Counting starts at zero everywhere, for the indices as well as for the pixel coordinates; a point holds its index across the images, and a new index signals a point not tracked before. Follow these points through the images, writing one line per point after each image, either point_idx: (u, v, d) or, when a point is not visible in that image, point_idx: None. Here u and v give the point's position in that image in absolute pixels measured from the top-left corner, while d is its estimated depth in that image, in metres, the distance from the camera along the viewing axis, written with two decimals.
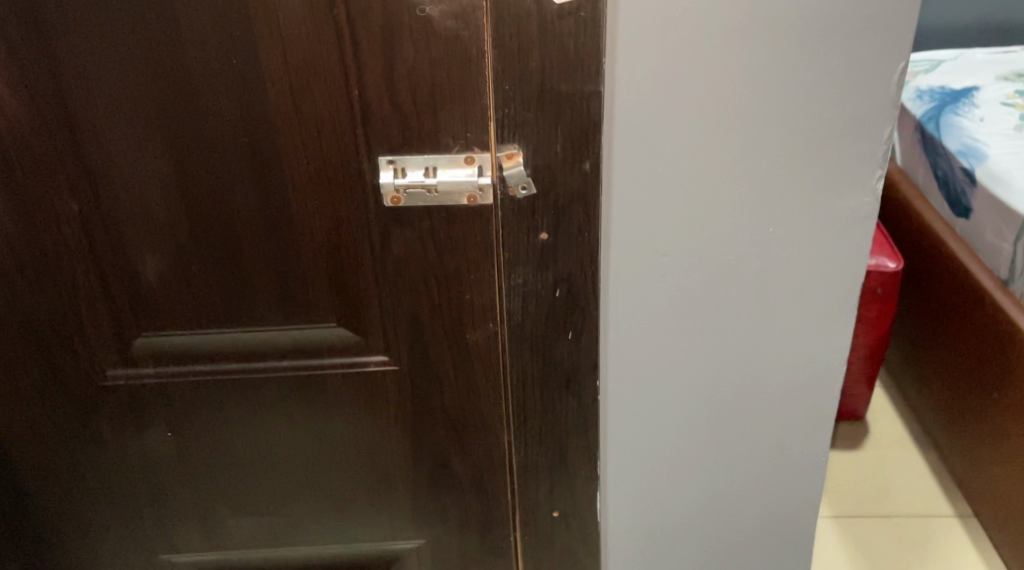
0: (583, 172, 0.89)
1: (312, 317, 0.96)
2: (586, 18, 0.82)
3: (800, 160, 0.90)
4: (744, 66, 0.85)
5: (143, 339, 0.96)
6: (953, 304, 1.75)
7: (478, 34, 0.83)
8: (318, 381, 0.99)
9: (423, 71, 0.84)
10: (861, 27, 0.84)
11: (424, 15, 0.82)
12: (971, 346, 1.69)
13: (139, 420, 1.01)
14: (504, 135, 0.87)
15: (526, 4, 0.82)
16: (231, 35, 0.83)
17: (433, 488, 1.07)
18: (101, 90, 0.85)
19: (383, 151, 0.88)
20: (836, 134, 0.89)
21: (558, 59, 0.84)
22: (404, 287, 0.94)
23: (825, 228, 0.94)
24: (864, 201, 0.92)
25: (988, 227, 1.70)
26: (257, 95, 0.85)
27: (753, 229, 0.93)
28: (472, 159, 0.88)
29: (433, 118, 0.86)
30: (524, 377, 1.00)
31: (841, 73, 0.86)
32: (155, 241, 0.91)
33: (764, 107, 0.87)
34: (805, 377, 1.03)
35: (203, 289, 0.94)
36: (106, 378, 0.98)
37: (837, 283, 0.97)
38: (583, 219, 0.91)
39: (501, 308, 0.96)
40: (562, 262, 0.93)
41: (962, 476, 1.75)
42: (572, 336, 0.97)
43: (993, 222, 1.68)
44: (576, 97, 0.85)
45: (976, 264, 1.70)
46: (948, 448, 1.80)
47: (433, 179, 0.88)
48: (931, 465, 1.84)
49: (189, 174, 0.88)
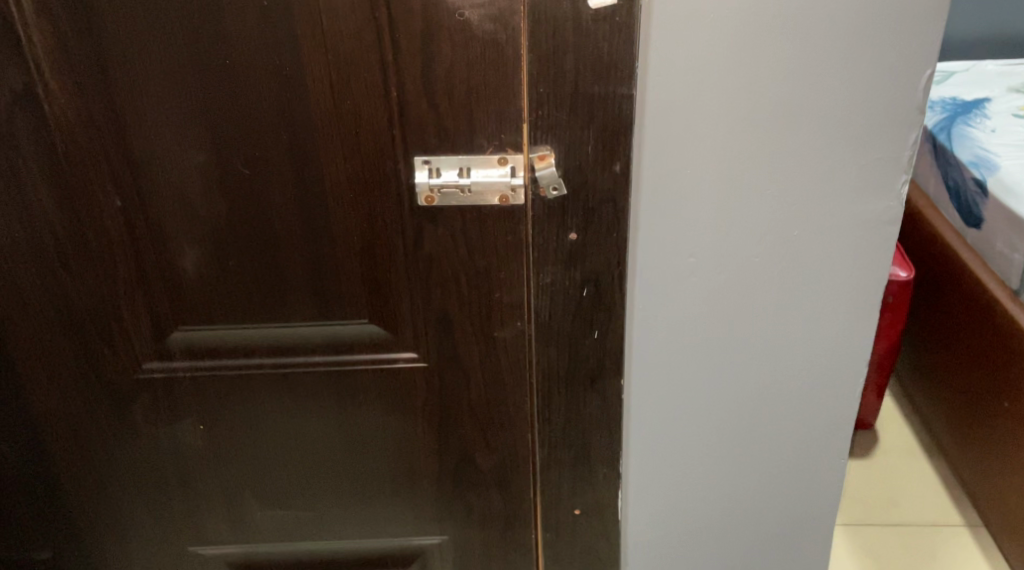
0: (613, 173, 0.91)
1: (345, 313, 0.98)
2: (620, 23, 0.84)
3: (827, 164, 0.92)
4: (775, 71, 0.87)
5: (179, 333, 0.99)
6: (962, 313, 1.77)
7: (514, 37, 0.85)
8: (349, 377, 1.01)
9: (459, 74, 0.86)
10: (890, 35, 0.86)
11: (462, 18, 0.84)
12: (981, 355, 1.71)
13: (173, 412, 1.03)
14: (537, 137, 0.89)
15: (563, 8, 0.84)
16: (275, 36, 0.85)
17: (458, 484, 1.09)
18: (147, 89, 0.87)
19: (418, 152, 0.90)
20: (864, 138, 0.91)
21: (592, 63, 0.86)
22: (435, 285, 0.96)
23: (850, 231, 0.95)
24: (889, 206, 0.94)
25: (998, 238, 1.72)
26: (299, 95, 0.88)
27: (780, 231, 0.95)
28: (505, 160, 0.90)
29: (469, 119, 0.89)
30: (550, 374, 1.02)
31: (870, 79, 0.88)
32: (195, 237, 0.94)
33: (793, 111, 0.89)
34: (827, 379, 1.04)
35: (239, 284, 0.96)
36: (142, 370, 1.01)
37: (860, 286, 0.98)
38: (612, 221, 0.93)
39: (529, 307, 0.98)
40: (591, 261, 0.95)
41: (971, 485, 1.76)
42: (598, 335, 0.99)
43: (1004, 232, 1.70)
44: (609, 101, 0.87)
45: (987, 274, 1.71)
46: (958, 457, 1.82)
47: (467, 179, 0.90)
48: (942, 475, 1.85)
49: (230, 171, 0.91)
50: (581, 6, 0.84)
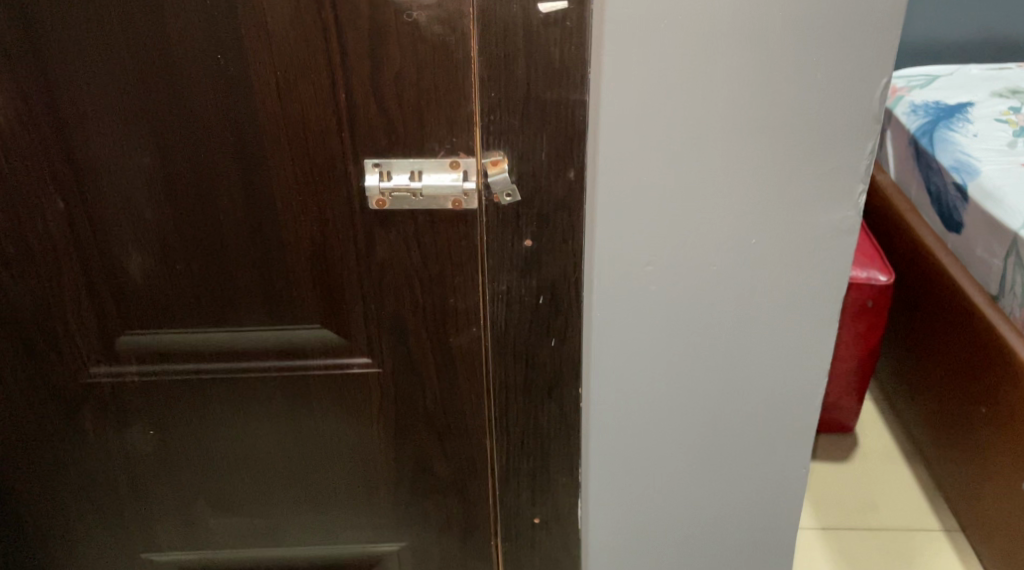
0: (568, 180, 0.89)
1: (296, 318, 0.97)
2: (571, 27, 0.83)
3: (784, 171, 0.91)
4: (729, 77, 0.86)
5: (127, 337, 0.97)
6: (942, 317, 1.76)
7: (464, 40, 0.84)
8: (301, 382, 1.00)
9: (409, 76, 0.85)
10: (845, 42, 0.85)
11: (411, 20, 0.83)
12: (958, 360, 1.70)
13: (122, 418, 1.01)
14: (490, 142, 0.88)
15: (513, 12, 0.82)
16: (219, 37, 0.84)
17: (415, 491, 1.07)
18: (89, 90, 0.86)
19: (369, 155, 0.88)
20: (819, 147, 0.90)
21: (543, 67, 0.84)
22: (388, 290, 0.95)
23: (808, 240, 0.94)
24: (847, 214, 0.93)
25: (977, 242, 1.72)
26: (244, 96, 0.86)
27: (737, 239, 0.94)
28: (457, 164, 0.89)
29: (420, 123, 0.87)
30: (507, 382, 1.00)
31: (825, 87, 0.87)
32: (141, 239, 0.92)
33: (750, 117, 0.88)
34: (786, 389, 1.03)
35: (186, 287, 0.94)
36: (89, 374, 0.99)
37: (820, 294, 0.97)
38: (567, 228, 0.92)
39: (484, 313, 0.97)
40: (546, 268, 0.94)
41: (950, 490, 1.76)
42: (555, 343, 0.98)
43: (983, 237, 1.70)
44: (561, 106, 0.86)
45: (966, 278, 1.71)
46: (937, 461, 1.81)
47: (418, 183, 0.89)
48: (920, 478, 1.84)
49: (174, 173, 0.89)
50: (532, 10, 0.82)
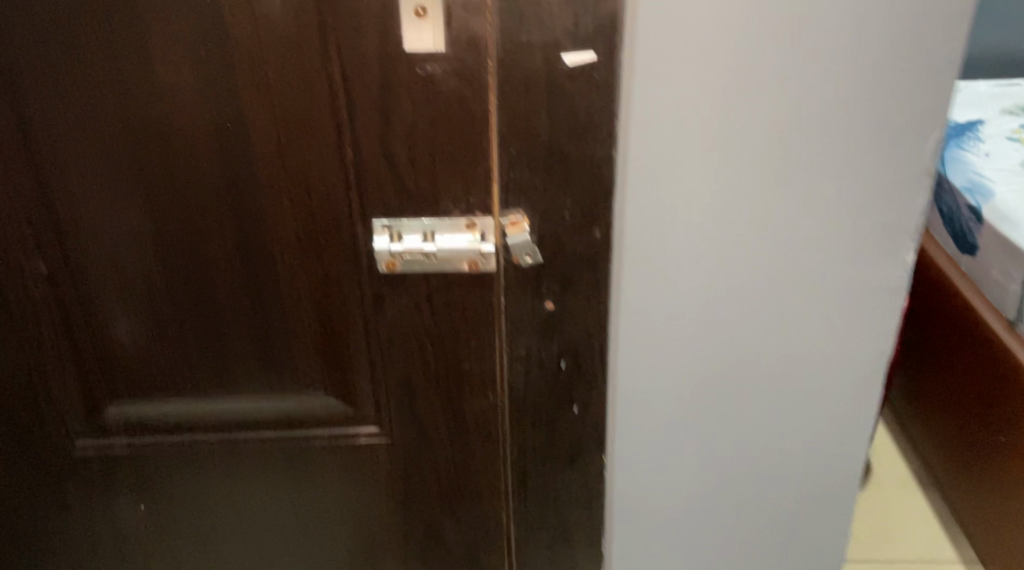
0: (593, 240, 0.83)
1: (298, 386, 0.90)
2: (599, 81, 0.76)
3: (826, 229, 0.84)
4: (767, 128, 0.80)
5: (115, 408, 0.90)
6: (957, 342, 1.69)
7: (481, 94, 0.76)
8: (303, 452, 0.93)
9: (421, 131, 0.77)
10: (897, 93, 0.78)
11: (425, 73, 0.75)
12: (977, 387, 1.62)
13: (111, 492, 0.94)
14: (509, 200, 0.80)
15: (536, 64, 0.75)
16: (214, 91, 0.77)
17: (425, 563, 1.00)
18: (72, 147, 0.79)
19: (378, 214, 0.81)
20: (865, 203, 0.83)
21: (568, 122, 0.77)
22: (399, 355, 0.88)
23: (850, 300, 0.88)
24: (894, 274, 0.86)
25: (993, 264, 1.62)
26: (242, 152, 0.79)
27: (774, 298, 0.87)
28: (473, 224, 0.81)
29: (432, 181, 0.80)
30: (525, 450, 0.93)
31: (873, 141, 0.80)
32: (130, 304, 0.85)
33: (791, 171, 0.82)
34: (824, 456, 0.96)
35: (179, 354, 0.87)
36: (75, 448, 0.92)
37: (863, 357, 0.90)
38: (592, 289, 0.85)
39: (502, 380, 0.89)
40: (568, 332, 0.87)
41: (965, 522, 1.69)
42: (578, 410, 0.91)
43: (999, 259, 1.60)
44: (586, 162, 0.79)
45: (983, 305, 1.63)
46: (952, 489, 1.74)
47: (432, 245, 0.81)
48: (936, 507, 1.77)
49: (165, 234, 0.82)
50: (556, 63, 0.75)
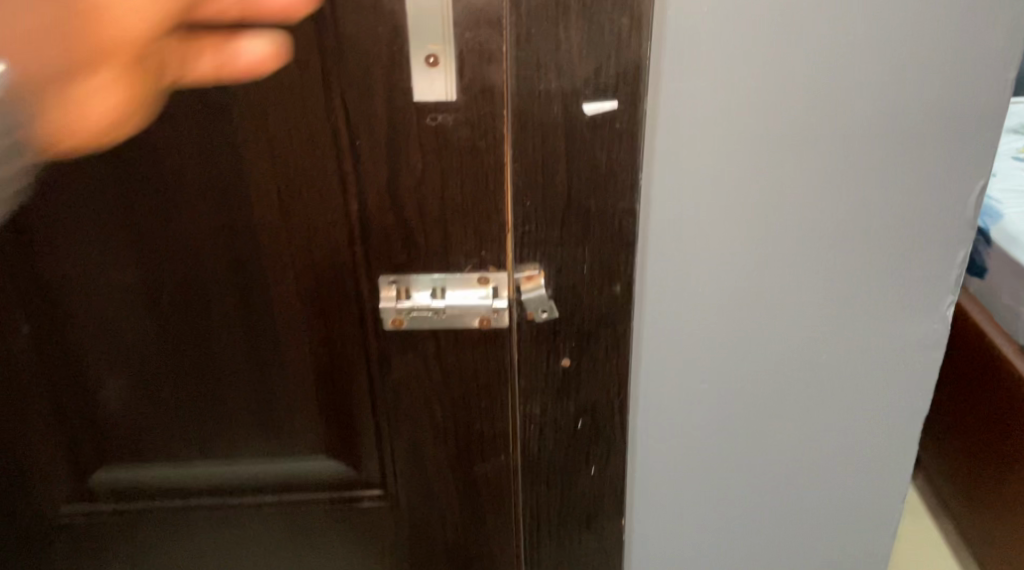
0: (613, 295, 0.78)
1: (298, 448, 0.84)
2: (621, 131, 0.71)
3: (860, 281, 0.80)
4: (799, 176, 0.75)
5: (102, 473, 0.85)
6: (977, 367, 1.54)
7: (496, 146, 0.71)
8: (303, 516, 0.88)
9: (432, 184, 0.72)
10: (937, 141, 0.74)
11: (435, 123, 0.70)
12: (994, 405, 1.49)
13: (98, 557, 0.89)
14: (524, 254, 0.75)
15: (554, 113, 0.70)
16: (211, 142, 0.72)
17: None
18: (57, 201, 0.74)
19: (384, 270, 0.76)
20: (903, 254, 0.79)
21: (588, 173, 0.72)
22: (406, 414, 0.82)
23: (885, 354, 0.83)
24: (932, 327, 0.82)
25: (1004, 289, 1.50)
26: (240, 206, 0.74)
27: (804, 352, 0.83)
28: (486, 280, 0.76)
29: (443, 236, 0.74)
30: (538, 514, 0.87)
31: (912, 190, 0.76)
32: (120, 365, 0.79)
33: (824, 221, 0.77)
34: (854, 514, 0.91)
35: (172, 417, 0.82)
36: (62, 512, 0.87)
37: (898, 413, 0.86)
38: (611, 346, 0.80)
39: (516, 440, 0.84)
40: (585, 390, 0.82)
41: (972, 541, 1.57)
42: (595, 471, 0.86)
43: (1009, 283, 1.48)
44: (607, 215, 0.74)
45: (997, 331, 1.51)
46: (957, 506, 1.62)
47: (441, 301, 0.76)
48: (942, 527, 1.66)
49: (157, 291, 0.77)
50: (575, 113, 0.70)
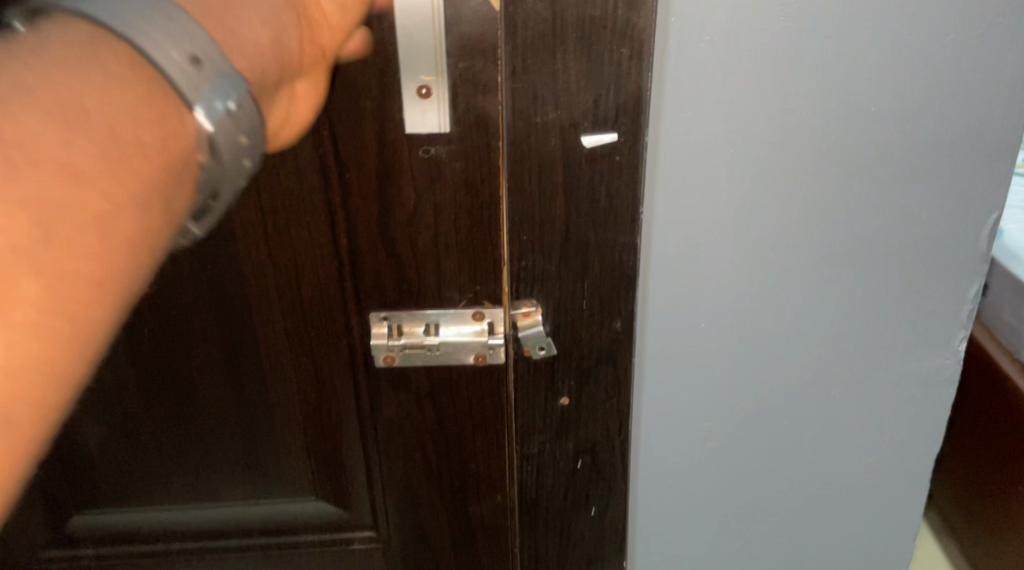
0: (613, 331, 0.74)
1: (286, 489, 0.81)
2: (622, 162, 0.67)
3: (868, 316, 0.77)
4: (806, 209, 0.73)
5: (80, 518, 0.82)
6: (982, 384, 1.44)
7: (492, 179, 0.69)
8: (291, 555, 0.86)
9: (425, 218, 0.70)
10: (948, 172, 0.72)
11: (428, 155, 0.68)
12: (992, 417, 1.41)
13: None
14: (520, 289, 0.72)
15: (551, 144, 0.66)
16: None
17: None
18: None
19: (375, 306, 0.74)
20: (913, 289, 0.76)
21: (587, 206, 0.69)
22: (399, 455, 0.80)
23: (893, 389, 0.80)
24: (943, 362, 0.79)
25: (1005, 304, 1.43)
26: (222, 244, 0.71)
27: (809, 388, 0.80)
28: (481, 315, 0.74)
29: (436, 270, 0.72)
30: (536, 556, 0.83)
31: (923, 223, 0.73)
32: (96, 410, 0.76)
33: (831, 254, 0.74)
34: (861, 550, 0.89)
35: (154, 459, 0.79)
36: (41, 557, 0.84)
37: (906, 449, 0.83)
38: (612, 383, 0.76)
39: (512, 482, 0.80)
40: (585, 428, 0.78)
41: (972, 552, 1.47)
42: (596, 512, 0.81)
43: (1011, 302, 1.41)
44: (607, 249, 0.70)
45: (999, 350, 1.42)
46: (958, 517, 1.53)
47: (434, 338, 0.74)
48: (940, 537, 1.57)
49: (135, 334, 0.73)
50: (573, 145, 0.66)
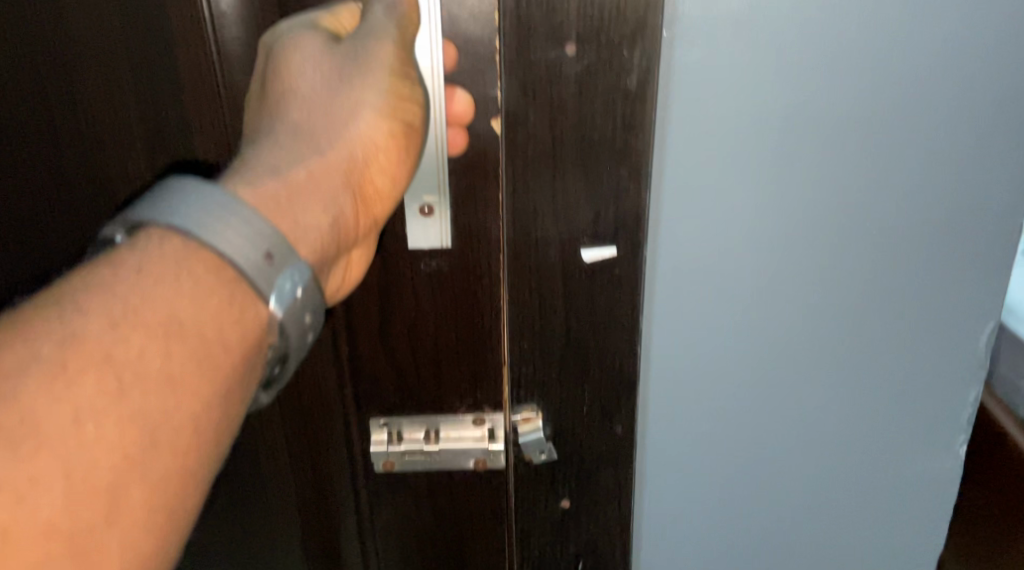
0: (613, 436, 0.74)
1: None
2: (620, 275, 0.68)
3: (866, 421, 0.76)
4: (802, 317, 0.72)
5: None
6: None
7: (492, 288, 0.70)
8: None
9: (425, 327, 0.71)
10: (941, 280, 0.71)
11: (429, 268, 0.69)
12: None
13: None
14: (520, 395, 0.72)
15: (550, 258, 0.68)
16: None
17: None
18: None
19: (375, 414, 0.74)
20: (910, 394, 0.75)
21: (586, 314, 0.69)
22: (397, 557, 0.79)
23: (895, 494, 0.79)
24: (944, 466, 0.78)
25: None
26: None
27: (811, 493, 0.79)
28: (481, 420, 0.74)
29: (436, 375, 0.72)
30: None
31: (917, 330, 0.73)
32: None
33: (826, 361, 0.74)
34: None
35: None
36: None
37: (911, 551, 0.82)
38: (612, 486, 0.76)
39: None
40: (586, 532, 0.77)
41: None
42: None
43: None
44: (606, 357, 0.71)
45: None
46: None
47: (434, 446, 0.74)
48: None
49: None
50: (572, 257, 0.68)
